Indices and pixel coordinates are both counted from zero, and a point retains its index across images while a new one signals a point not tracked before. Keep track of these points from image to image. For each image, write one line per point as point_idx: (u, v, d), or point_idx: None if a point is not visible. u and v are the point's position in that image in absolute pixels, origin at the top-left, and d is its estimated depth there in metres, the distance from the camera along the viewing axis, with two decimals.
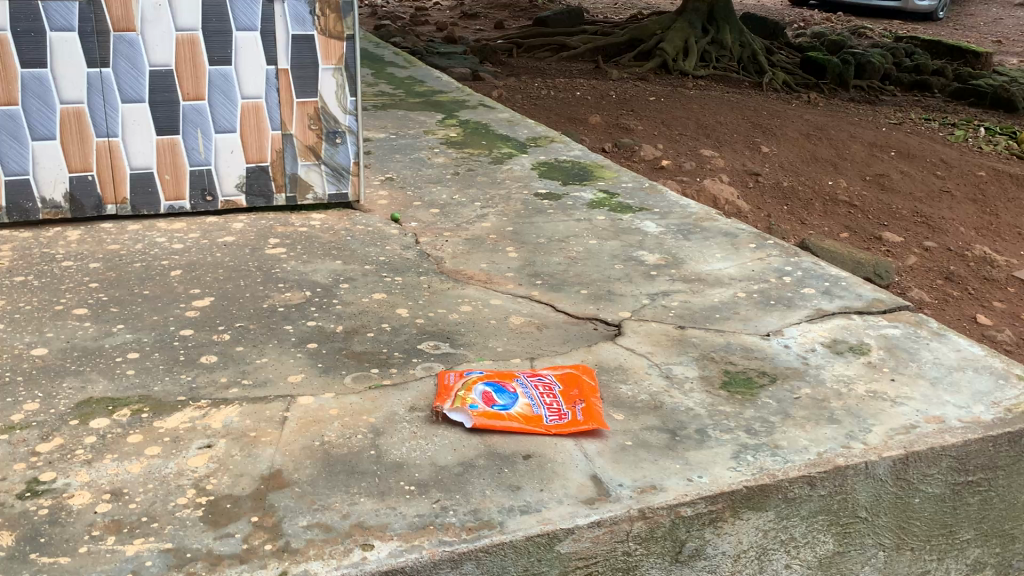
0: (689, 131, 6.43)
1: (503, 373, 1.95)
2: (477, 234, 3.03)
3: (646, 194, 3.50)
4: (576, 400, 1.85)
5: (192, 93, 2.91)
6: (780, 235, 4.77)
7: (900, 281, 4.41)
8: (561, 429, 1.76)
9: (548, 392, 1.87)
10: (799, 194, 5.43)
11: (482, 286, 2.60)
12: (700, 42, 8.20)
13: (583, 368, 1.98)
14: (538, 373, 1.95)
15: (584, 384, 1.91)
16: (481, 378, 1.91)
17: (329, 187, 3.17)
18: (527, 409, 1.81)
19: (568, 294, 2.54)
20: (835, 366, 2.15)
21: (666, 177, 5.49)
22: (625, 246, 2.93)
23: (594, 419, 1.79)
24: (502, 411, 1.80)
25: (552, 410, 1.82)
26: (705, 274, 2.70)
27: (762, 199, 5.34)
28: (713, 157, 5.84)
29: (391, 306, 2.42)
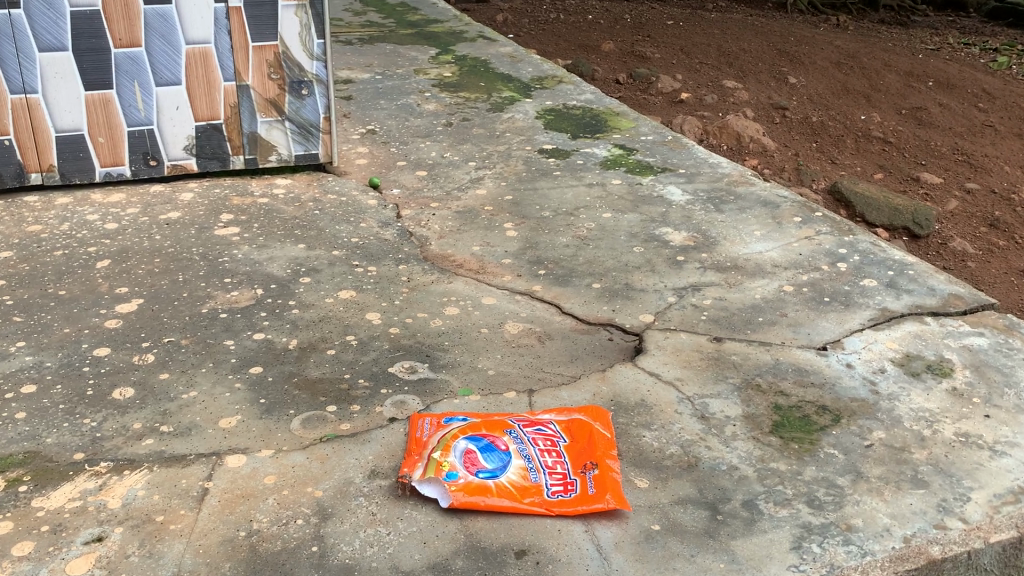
0: (710, 59, 5.84)
1: (492, 419, 1.51)
2: (470, 206, 2.58)
3: (669, 149, 3.01)
4: (588, 463, 1.42)
5: (125, 38, 2.41)
6: (806, 179, 4.20)
7: (941, 230, 3.79)
8: (567, 510, 1.34)
9: (550, 451, 1.44)
10: (829, 129, 4.80)
11: (473, 278, 2.16)
12: None
13: (597, 413, 1.55)
14: (537, 420, 1.52)
15: (598, 438, 1.48)
16: (463, 428, 1.48)
17: (295, 146, 2.70)
18: (524, 476, 1.39)
19: (577, 290, 2.10)
20: (913, 396, 1.71)
21: (684, 113, 4.95)
22: (646, 221, 2.47)
23: (611, 495, 1.36)
24: (489, 480, 1.37)
25: (556, 479, 1.40)
26: (742, 260, 2.24)
27: (790, 135, 4.75)
28: (736, 90, 5.27)
29: (360, 309, 1.98)
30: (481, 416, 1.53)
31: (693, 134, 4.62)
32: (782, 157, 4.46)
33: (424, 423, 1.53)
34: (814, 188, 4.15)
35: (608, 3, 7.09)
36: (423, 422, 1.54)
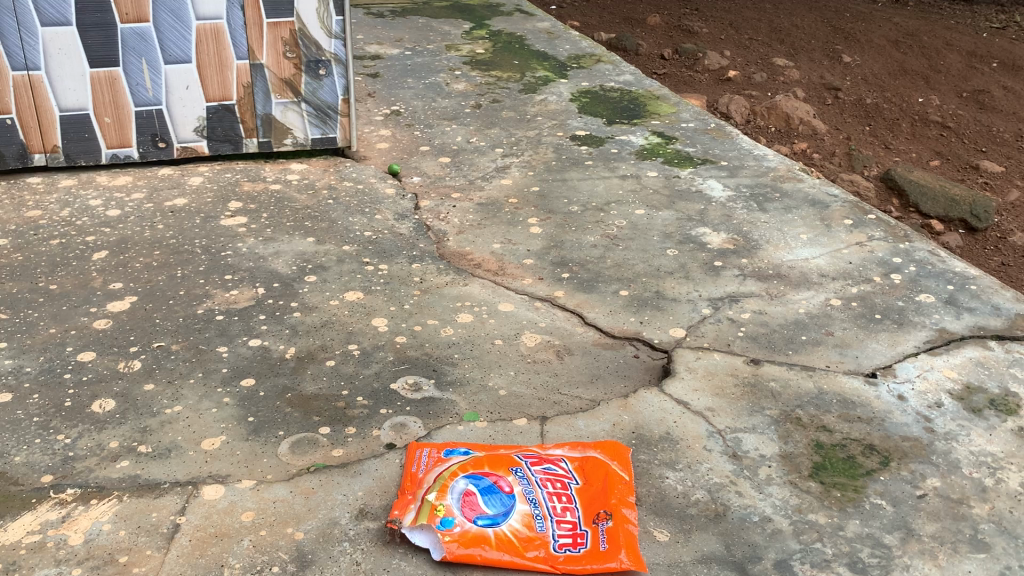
0: (761, 35, 5.57)
1: (497, 455, 1.36)
2: (494, 198, 2.42)
3: (711, 139, 2.81)
4: (601, 513, 1.27)
5: (132, 12, 2.27)
6: (858, 165, 3.95)
7: (1001, 223, 3.53)
8: (575, 569, 1.19)
9: (560, 495, 1.29)
10: (884, 112, 4.52)
11: (491, 281, 2.01)
12: None
13: (616, 451, 1.40)
14: (548, 458, 1.36)
15: (615, 482, 1.33)
16: (464, 464, 1.33)
17: (312, 130, 2.56)
18: (529, 524, 1.24)
19: (602, 298, 1.93)
20: (973, 436, 1.52)
21: (730, 91, 4.71)
22: (682, 219, 2.29)
23: (625, 552, 1.21)
24: (489, 528, 1.22)
25: (565, 529, 1.24)
26: (785, 268, 2.05)
27: (842, 117, 4.49)
28: (787, 68, 5.00)
29: (366, 314, 1.83)
30: (485, 450, 1.38)
31: (740, 115, 4.40)
32: (833, 141, 4.21)
33: (422, 455, 1.38)
34: (867, 176, 3.90)
35: None
36: (421, 453, 1.39)
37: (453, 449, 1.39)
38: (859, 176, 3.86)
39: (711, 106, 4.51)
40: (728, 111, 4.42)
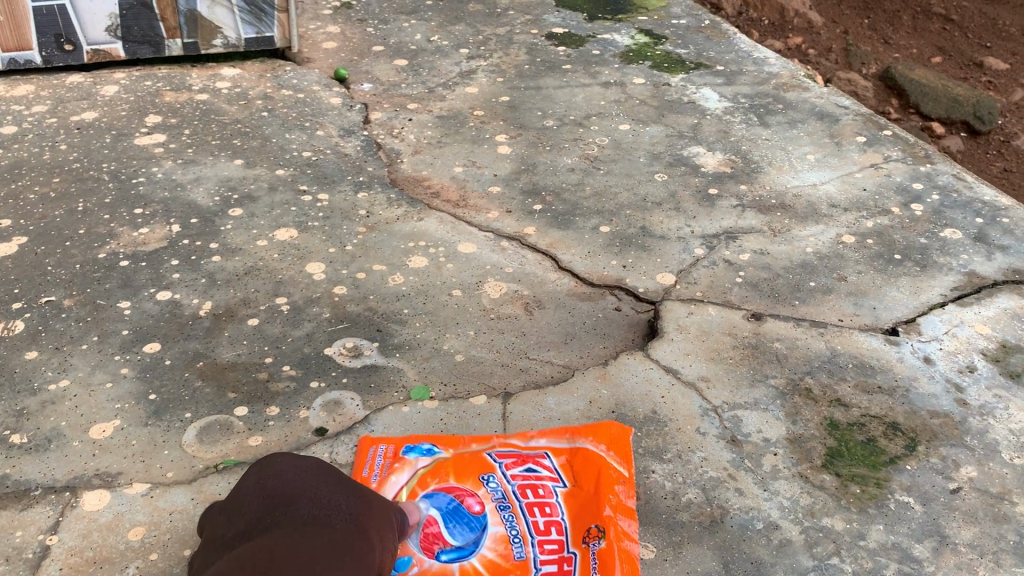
0: None
1: (468, 459, 1.14)
2: (457, 110, 2.11)
3: (705, 38, 2.48)
4: (592, 528, 1.04)
5: None
6: (859, 59, 3.64)
7: (1007, 124, 3.26)
8: None
9: (542, 510, 1.07)
10: (884, 1, 4.06)
11: (450, 215, 1.73)
12: None
13: (612, 439, 1.17)
14: (529, 460, 1.14)
15: (612, 484, 1.10)
16: (425, 478, 1.11)
17: (246, 28, 2.22)
18: (504, 552, 1.03)
19: (580, 236, 1.67)
20: (1012, 410, 1.29)
21: None
22: (672, 137, 2.00)
23: None
24: (455, 563, 1.01)
25: (550, 551, 1.03)
26: (789, 197, 1.79)
27: (839, 10, 4.04)
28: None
29: (300, 258, 1.56)
30: (451, 449, 1.16)
31: (731, 7, 3.95)
32: (829, 36, 3.84)
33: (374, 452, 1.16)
34: (865, 75, 3.58)
35: None
36: (372, 449, 1.15)
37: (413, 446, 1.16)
38: (857, 75, 3.54)
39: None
40: (718, 3, 3.95)
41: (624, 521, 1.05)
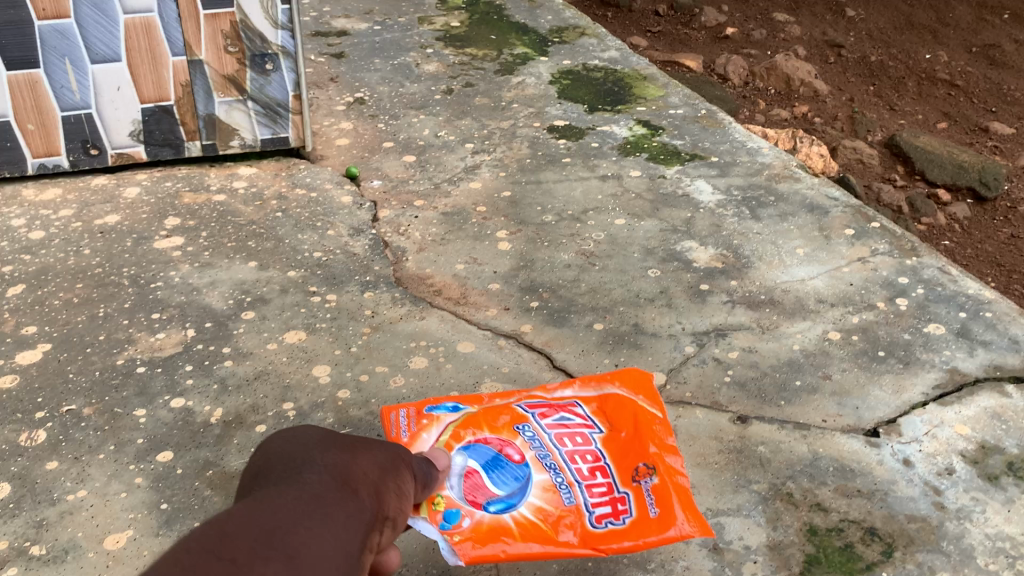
0: None
1: (490, 415, 1.33)
2: (461, 206, 2.20)
3: (701, 129, 2.58)
4: (641, 469, 1.25)
5: (51, 8, 2.03)
6: (864, 127, 3.68)
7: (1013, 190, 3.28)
8: (631, 545, 1.17)
9: (583, 458, 1.27)
10: (888, 70, 4.20)
11: (451, 313, 1.80)
12: None
13: (640, 391, 1.39)
14: (551, 413, 1.35)
15: (646, 424, 1.33)
16: (458, 433, 1.27)
17: (261, 130, 2.34)
18: (555, 495, 1.22)
19: (575, 335, 1.74)
20: (989, 514, 1.34)
21: (728, 51, 4.39)
22: (667, 231, 2.07)
23: (674, 513, 1.19)
24: (506, 512, 1.18)
25: (600, 494, 1.23)
26: (778, 293, 1.85)
27: (845, 77, 4.18)
28: (788, 23, 4.65)
29: (307, 361, 1.64)
30: (475, 408, 1.34)
31: (738, 77, 4.09)
32: (835, 104, 3.93)
33: (400, 418, 1.31)
34: (870, 142, 3.63)
35: None
36: (396, 414, 1.32)
37: (439, 407, 1.33)
38: (862, 142, 3.60)
39: (707, 67, 4.19)
40: (725, 73, 4.10)
41: (666, 457, 1.27)
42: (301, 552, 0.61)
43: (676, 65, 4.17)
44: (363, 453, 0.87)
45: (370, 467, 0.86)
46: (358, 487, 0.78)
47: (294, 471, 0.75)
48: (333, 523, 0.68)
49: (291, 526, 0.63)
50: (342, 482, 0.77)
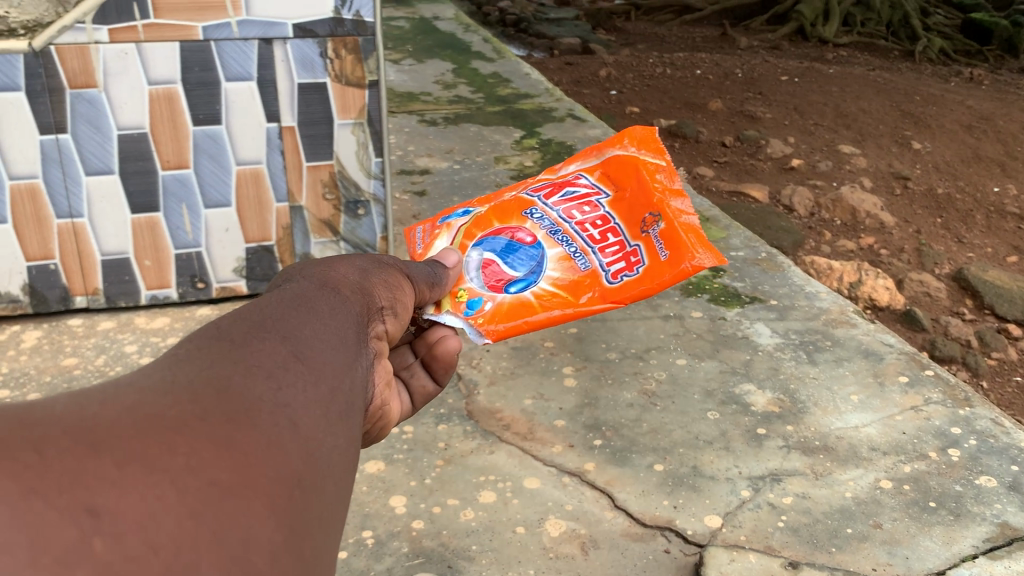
0: (826, 120, 5.18)
1: (502, 209, 1.53)
2: (530, 340, 2.34)
3: (761, 271, 2.70)
4: (648, 218, 1.47)
5: (173, 160, 2.31)
6: (932, 259, 3.70)
7: None
8: (647, 288, 1.41)
9: (596, 225, 1.49)
10: (957, 203, 4.23)
11: (519, 448, 1.93)
12: (844, 4, 7.01)
13: (631, 141, 1.59)
14: (563, 186, 1.57)
15: (642, 170, 1.53)
16: (471, 232, 1.49)
17: None
18: (571, 262, 1.44)
19: (635, 474, 1.84)
20: None
21: (794, 182, 4.40)
22: (725, 373, 2.18)
23: (684, 253, 1.41)
24: (526, 289, 1.41)
25: (614, 252, 1.46)
26: (832, 439, 1.93)
27: (912, 209, 4.18)
28: (854, 155, 4.67)
29: (385, 491, 1.79)
30: (484, 207, 1.57)
31: (803, 207, 4.09)
32: (902, 235, 3.90)
33: (421, 233, 1.57)
34: (938, 275, 3.62)
35: (721, 52, 6.59)
36: (415, 232, 1.59)
37: (450, 218, 1.56)
38: (929, 274, 3.59)
39: (774, 198, 4.20)
40: (791, 204, 4.11)
41: (672, 204, 1.48)
42: (291, 348, 0.72)
43: (741, 196, 4.22)
44: (336, 264, 1.03)
45: (353, 271, 1.05)
46: (339, 287, 0.96)
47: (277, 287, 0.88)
48: (316, 321, 0.80)
49: (277, 329, 0.74)
50: (323, 284, 0.94)
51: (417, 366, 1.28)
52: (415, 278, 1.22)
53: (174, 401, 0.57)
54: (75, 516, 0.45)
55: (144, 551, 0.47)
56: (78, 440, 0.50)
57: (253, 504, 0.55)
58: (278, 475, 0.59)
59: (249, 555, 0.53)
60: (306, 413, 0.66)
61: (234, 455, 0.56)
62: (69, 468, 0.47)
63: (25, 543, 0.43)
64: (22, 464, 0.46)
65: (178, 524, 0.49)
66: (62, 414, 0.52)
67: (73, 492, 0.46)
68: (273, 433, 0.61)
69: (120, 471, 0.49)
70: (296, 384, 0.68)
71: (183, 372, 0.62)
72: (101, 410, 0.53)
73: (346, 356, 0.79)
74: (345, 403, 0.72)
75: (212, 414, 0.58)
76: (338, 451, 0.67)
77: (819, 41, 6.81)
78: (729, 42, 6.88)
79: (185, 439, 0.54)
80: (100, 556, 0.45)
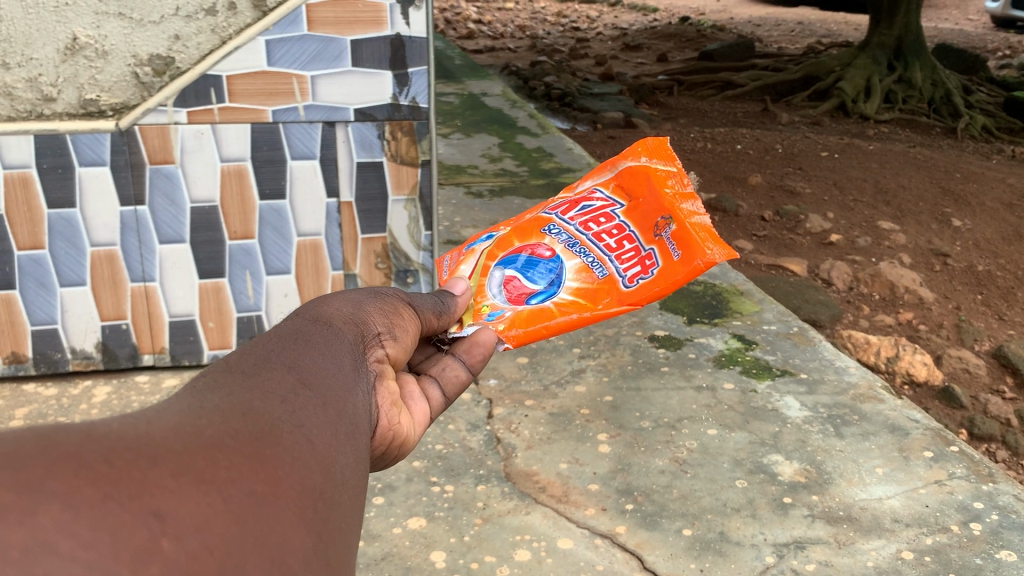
0: (866, 196, 5.26)
1: (524, 227, 1.61)
2: (567, 407, 2.45)
3: (792, 345, 2.79)
4: (660, 222, 1.52)
5: (240, 231, 2.51)
6: (972, 336, 3.75)
7: None
8: (661, 288, 1.46)
9: (612, 234, 1.56)
10: (999, 280, 4.27)
11: (554, 509, 2.03)
12: (886, 81, 7.10)
13: (643, 152, 1.64)
14: (580, 202, 1.64)
15: (653, 178, 1.58)
16: (493, 253, 1.58)
17: None
18: (588, 270, 1.52)
19: (665, 537, 1.94)
20: None
21: (833, 256, 4.48)
22: (754, 444, 2.26)
23: (691, 250, 1.45)
24: (547, 300, 1.49)
25: (630, 258, 1.52)
26: (856, 509, 2.01)
27: (952, 285, 4.23)
28: (893, 231, 4.74)
29: (426, 546, 1.90)
30: (505, 229, 1.65)
31: (843, 282, 4.17)
32: (942, 311, 3.96)
33: (446, 261, 1.65)
34: (978, 351, 3.67)
35: (762, 127, 6.74)
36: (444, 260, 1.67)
37: (472, 244, 1.64)
38: (969, 350, 3.64)
39: (813, 272, 4.28)
40: (829, 278, 4.19)
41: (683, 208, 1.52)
42: (295, 379, 0.81)
43: (779, 269, 4.32)
44: (328, 301, 1.13)
45: (352, 304, 1.16)
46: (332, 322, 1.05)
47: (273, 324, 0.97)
48: (315, 355, 0.89)
49: (281, 363, 0.82)
50: (317, 318, 1.03)
51: (450, 360, 1.38)
52: (419, 305, 1.33)
53: (205, 425, 0.65)
54: (144, 518, 0.51)
55: (203, 549, 0.53)
56: (136, 453, 0.56)
57: (286, 512, 0.62)
58: (302, 488, 0.66)
59: (287, 552, 0.60)
60: (317, 435, 0.74)
61: (264, 470, 0.64)
62: (136, 477, 0.54)
63: (109, 540, 0.48)
64: (96, 470, 0.52)
65: (228, 527, 0.56)
66: (117, 432, 0.58)
67: (142, 498, 0.52)
68: (293, 451, 0.69)
69: (175, 480, 0.55)
70: (305, 410, 0.76)
71: (204, 403, 0.69)
72: (147, 429, 0.60)
73: (345, 387, 0.88)
74: (349, 427, 0.81)
75: (239, 435, 0.65)
76: (347, 469, 0.75)
77: (862, 117, 6.91)
78: (770, 117, 7.03)
79: (223, 455, 0.61)
80: (171, 553, 0.51)
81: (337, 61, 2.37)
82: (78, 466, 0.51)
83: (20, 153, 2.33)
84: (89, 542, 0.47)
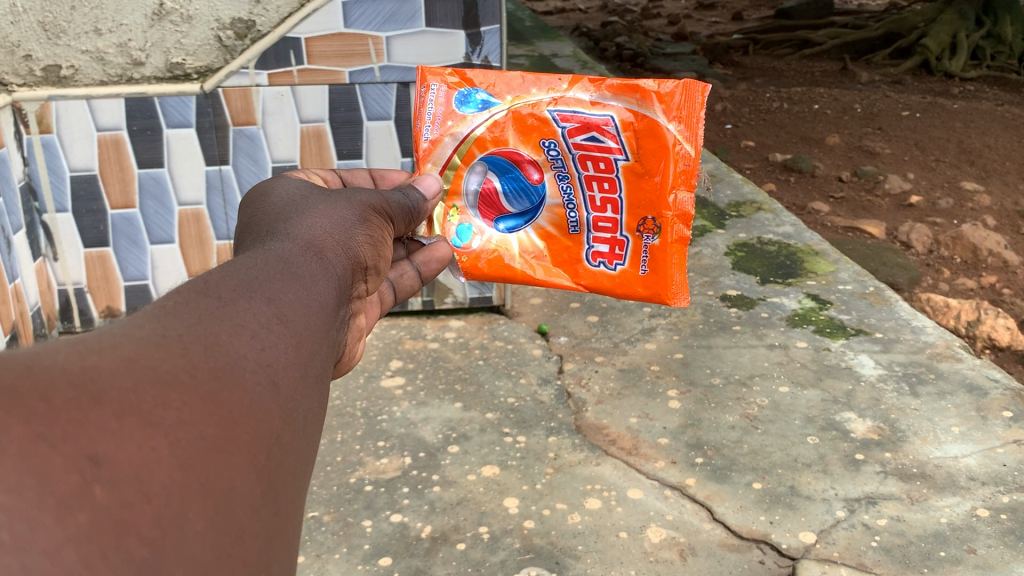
0: (948, 156, 5.09)
1: (527, 125, 1.53)
2: (636, 363, 2.48)
3: (867, 305, 2.75)
4: (648, 223, 1.51)
5: None
6: None
7: None
8: (618, 288, 1.56)
9: (601, 188, 1.53)
10: None
11: (624, 461, 2.06)
12: (974, 36, 6.82)
13: (677, 114, 1.48)
14: (592, 124, 1.50)
15: (670, 159, 1.48)
16: (483, 142, 1.54)
17: (471, 290, 2.68)
18: (563, 225, 1.55)
19: (735, 489, 1.96)
20: None
21: (912, 218, 4.36)
22: (827, 402, 2.25)
23: (660, 286, 1.54)
24: (510, 236, 1.57)
25: (606, 236, 1.54)
26: (930, 467, 2.01)
27: None
28: (977, 192, 4.58)
29: (499, 492, 1.97)
30: (506, 100, 1.55)
31: (922, 244, 4.06)
32: None
33: (435, 90, 1.58)
34: None
35: (840, 86, 6.55)
36: (432, 87, 1.58)
37: (468, 99, 1.56)
38: None
39: (891, 234, 4.18)
40: (908, 240, 4.08)
41: (676, 220, 1.50)
42: (273, 312, 0.76)
43: (857, 231, 4.22)
44: (316, 220, 1.08)
45: (341, 227, 1.11)
46: (323, 251, 1.01)
47: (262, 247, 0.94)
48: (301, 287, 0.86)
49: (261, 292, 0.78)
50: (309, 247, 0.99)
51: (406, 265, 1.45)
52: (395, 214, 1.31)
53: (164, 357, 0.61)
54: (78, 462, 0.49)
55: (139, 497, 0.51)
56: (81, 388, 0.53)
57: (237, 458, 0.60)
58: (259, 433, 0.63)
59: (234, 500, 0.58)
60: (284, 375, 0.71)
61: (220, 412, 0.60)
62: (75, 416, 0.51)
63: (36, 484, 0.47)
64: (32, 408, 0.49)
65: (170, 474, 0.54)
66: (64, 364, 0.54)
67: (78, 441, 0.50)
68: (255, 394, 0.65)
69: (118, 422, 0.53)
70: (277, 345, 0.73)
71: (169, 329, 0.65)
72: (100, 360, 0.57)
73: (326, 319, 0.85)
74: (319, 368, 0.78)
75: (198, 372, 0.62)
76: (312, 411, 0.73)
77: (946, 75, 6.66)
78: (849, 75, 6.82)
79: (179, 393, 0.58)
80: (101, 501, 0.49)
81: (411, 22, 2.41)
82: (11, 404, 0.49)
83: (112, 116, 2.44)
84: (13, 487, 0.46)
